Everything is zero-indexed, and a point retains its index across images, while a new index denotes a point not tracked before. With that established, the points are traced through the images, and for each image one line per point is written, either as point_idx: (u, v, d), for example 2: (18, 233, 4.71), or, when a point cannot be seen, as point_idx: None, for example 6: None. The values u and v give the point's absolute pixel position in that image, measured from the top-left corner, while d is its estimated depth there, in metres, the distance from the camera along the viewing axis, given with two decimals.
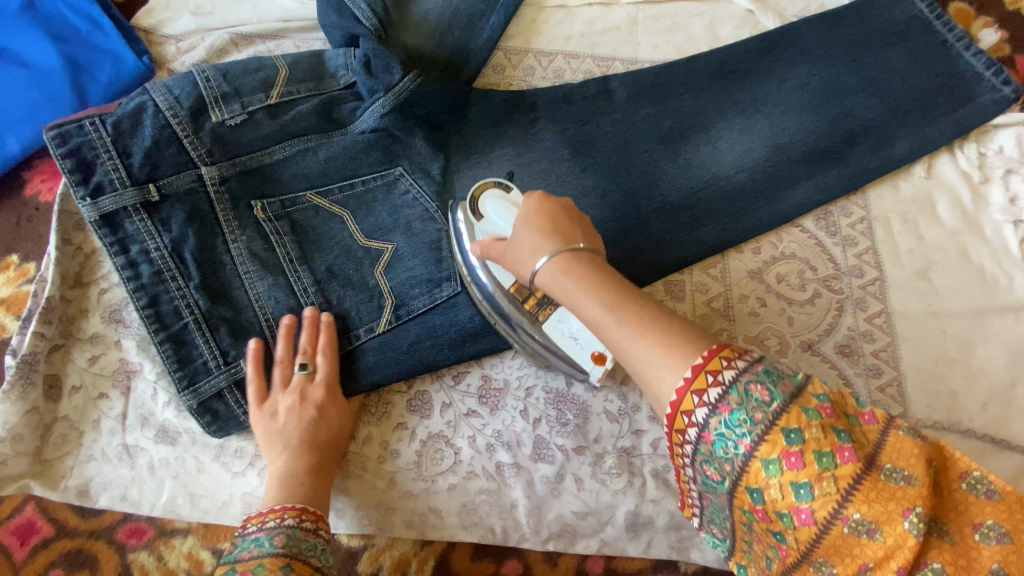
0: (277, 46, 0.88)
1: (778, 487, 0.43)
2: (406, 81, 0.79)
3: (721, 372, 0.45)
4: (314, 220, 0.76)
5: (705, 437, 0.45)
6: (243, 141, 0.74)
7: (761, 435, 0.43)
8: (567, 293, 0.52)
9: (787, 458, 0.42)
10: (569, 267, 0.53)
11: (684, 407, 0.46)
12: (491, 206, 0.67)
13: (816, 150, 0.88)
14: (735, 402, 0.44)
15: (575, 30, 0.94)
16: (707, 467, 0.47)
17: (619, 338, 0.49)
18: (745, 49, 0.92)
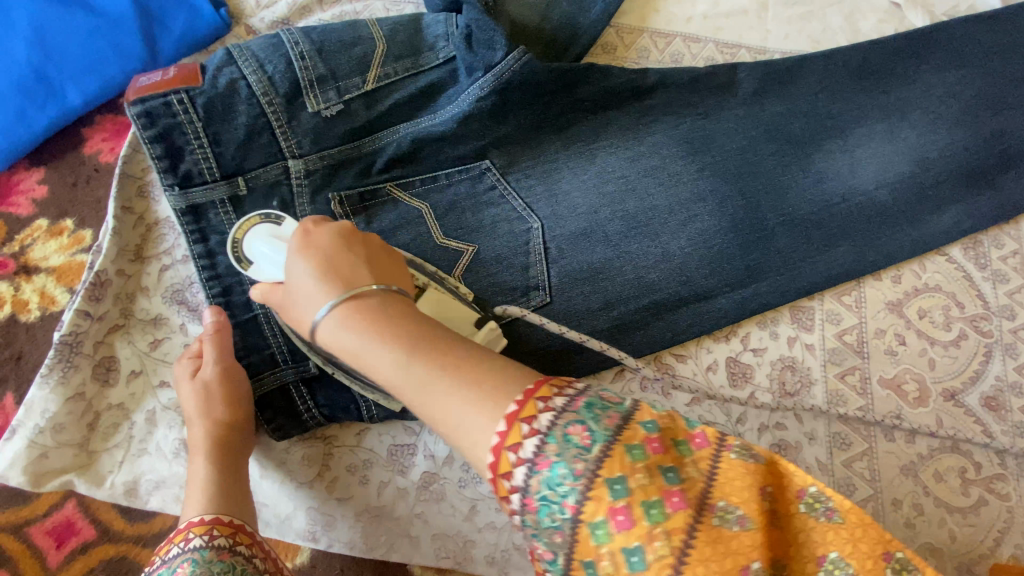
0: (364, 8, 0.80)
1: (609, 559, 0.33)
2: (510, 58, 0.68)
3: (552, 397, 0.37)
4: (395, 216, 0.69)
5: (540, 466, 0.35)
6: (336, 133, 0.67)
7: (582, 493, 0.34)
8: (352, 353, 0.45)
9: (613, 518, 0.34)
10: (353, 316, 0.46)
11: (523, 416, 0.37)
12: (262, 247, 0.60)
13: (967, 168, 0.76)
14: (553, 451, 0.35)
15: (697, 11, 0.83)
16: (540, 543, 0.37)
17: (424, 393, 0.41)
18: (893, 47, 0.80)
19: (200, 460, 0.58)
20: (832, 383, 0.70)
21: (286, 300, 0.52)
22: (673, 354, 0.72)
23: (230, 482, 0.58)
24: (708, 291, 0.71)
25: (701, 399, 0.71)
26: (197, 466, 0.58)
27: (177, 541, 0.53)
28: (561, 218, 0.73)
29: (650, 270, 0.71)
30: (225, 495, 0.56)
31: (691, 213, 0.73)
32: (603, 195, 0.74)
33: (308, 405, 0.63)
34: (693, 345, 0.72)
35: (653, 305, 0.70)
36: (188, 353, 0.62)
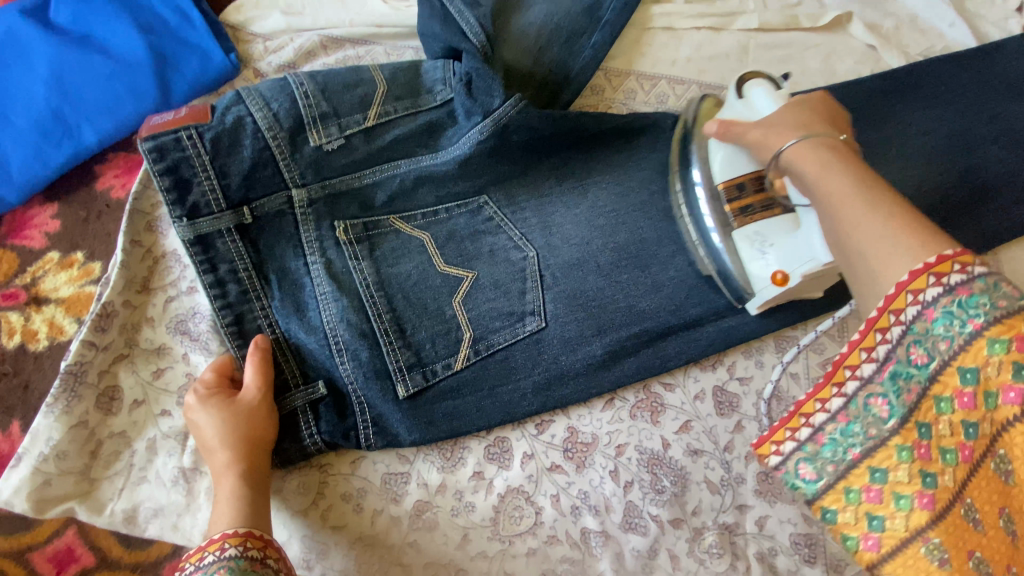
0: (366, 52, 0.86)
1: (997, 366, 0.38)
2: (508, 106, 0.71)
3: (950, 273, 0.40)
4: (396, 245, 0.73)
5: (927, 313, 0.40)
6: (336, 165, 0.70)
7: (996, 317, 0.38)
8: (822, 166, 0.53)
9: (1018, 341, 0.37)
10: (834, 159, 0.52)
11: (913, 284, 0.41)
12: (758, 89, 0.66)
13: (943, 204, 0.79)
14: (978, 287, 0.39)
15: (681, 54, 0.88)
16: (911, 350, 0.41)
17: (851, 215, 0.47)
18: (867, 89, 0.85)
19: (230, 477, 0.58)
20: None
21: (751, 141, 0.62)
22: (662, 383, 0.71)
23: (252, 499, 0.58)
24: (698, 320, 0.73)
25: (690, 425, 0.69)
26: (226, 486, 0.58)
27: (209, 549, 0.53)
28: (554, 248, 0.75)
29: (640, 299, 0.73)
30: (252, 510, 0.57)
31: (679, 245, 0.77)
32: (594, 228, 0.77)
33: (312, 429, 0.65)
34: (680, 372, 0.72)
35: (645, 333, 0.72)
36: (202, 385, 0.64)
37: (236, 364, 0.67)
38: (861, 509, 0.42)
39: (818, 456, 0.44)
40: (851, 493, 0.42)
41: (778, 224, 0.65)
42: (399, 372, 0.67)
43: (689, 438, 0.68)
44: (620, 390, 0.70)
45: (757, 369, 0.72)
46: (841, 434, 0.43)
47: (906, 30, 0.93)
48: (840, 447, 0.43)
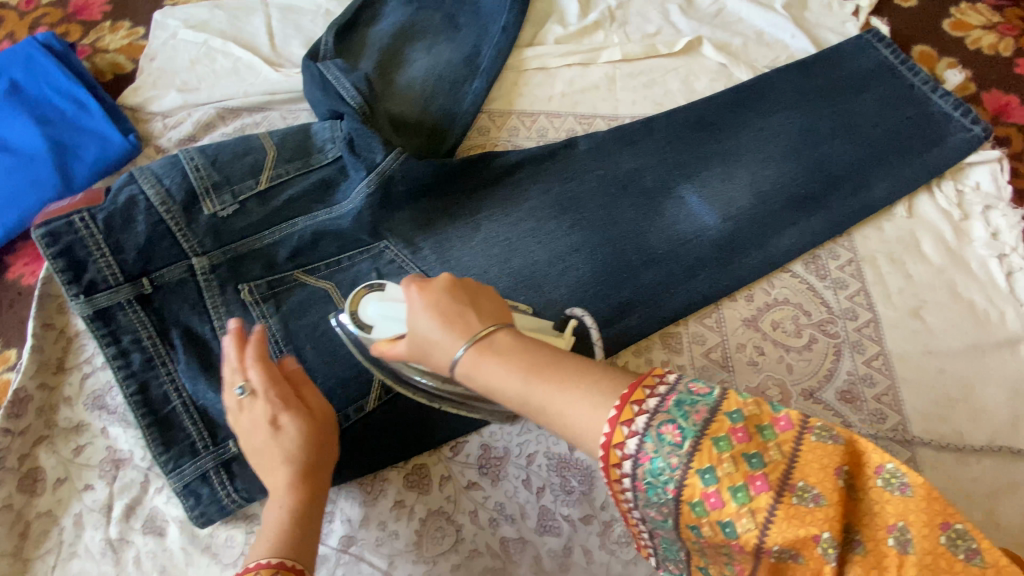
0: (263, 118, 0.93)
1: (708, 526, 0.40)
2: (390, 159, 0.77)
3: (646, 401, 0.42)
4: (301, 298, 0.79)
5: (637, 485, 0.42)
6: (235, 230, 0.76)
7: (679, 480, 0.40)
8: (483, 385, 0.50)
9: (708, 499, 0.40)
10: (485, 351, 0.50)
11: (615, 440, 0.42)
12: (376, 309, 0.64)
13: (798, 195, 0.89)
14: (650, 447, 0.41)
15: (556, 91, 0.98)
16: (647, 510, 0.43)
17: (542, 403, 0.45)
18: (720, 102, 0.96)
19: (284, 470, 0.60)
20: None
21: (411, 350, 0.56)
22: None
23: (297, 520, 0.57)
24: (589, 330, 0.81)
25: None
26: (272, 507, 0.58)
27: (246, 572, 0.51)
28: (456, 280, 0.82)
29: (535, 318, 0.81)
30: (297, 535, 0.56)
31: (567, 264, 0.85)
32: (491, 257, 0.85)
33: (228, 489, 0.68)
34: None
35: None
36: None
37: (143, 431, 0.69)
38: None
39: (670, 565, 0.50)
40: None
41: None
42: None
43: None
44: None
45: (646, 366, 0.81)
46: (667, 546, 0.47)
47: (753, 46, 1.03)
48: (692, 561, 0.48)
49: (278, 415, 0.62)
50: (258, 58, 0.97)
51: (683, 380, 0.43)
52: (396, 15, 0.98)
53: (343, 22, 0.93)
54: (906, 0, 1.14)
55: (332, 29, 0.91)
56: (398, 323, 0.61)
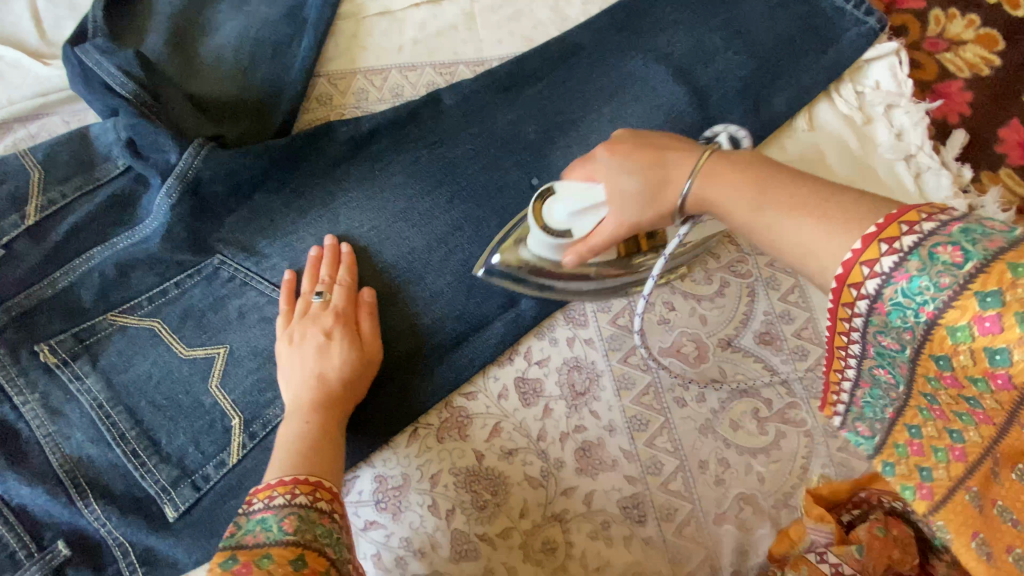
0: (39, 128, 0.74)
1: (967, 354, 0.33)
2: (187, 158, 0.63)
3: (901, 238, 0.35)
4: (122, 346, 0.64)
5: (878, 308, 0.36)
6: (9, 280, 0.61)
7: (947, 300, 0.33)
8: (716, 206, 0.47)
9: (979, 323, 0.32)
10: (715, 174, 0.48)
11: (863, 258, 0.36)
12: (563, 209, 0.55)
13: (693, 124, 0.80)
14: (915, 266, 0.34)
15: (405, 38, 0.82)
16: (881, 339, 0.37)
17: (771, 235, 0.43)
18: (597, 27, 0.83)
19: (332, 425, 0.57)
20: (618, 369, 0.70)
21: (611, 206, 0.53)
22: (463, 394, 0.68)
23: (309, 439, 0.54)
24: (484, 318, 0.70)
25: (499, 428, 0.66)
26: (290, 424, 0.56)
27: (266, 494, 0.47)
28: None
29: (421, 315, 0.68)
30: (316, 451, 0.53)
31: (451, 245, 0.72)
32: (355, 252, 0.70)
33: None
34: (479, 377, 0.68)
35: (434, 349, 0.68)
36: None
37: None
38: (913, 461, 0.37)
39: (863, 415, 0.41)
40: (897, 448, 0.38)
41: None
42: (164, 493, 0.60)
43: (501, 441, 0.65)
44: (422, 418, 0.66)
45: (551, 347, 0.71)
46: (873, 398, 0.40)
47: None
48: (879, 408, 0.40)
49: (333, 329, 0.61)
50: (23, 53, 0.76)
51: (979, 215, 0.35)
52: None
53: None
54: None
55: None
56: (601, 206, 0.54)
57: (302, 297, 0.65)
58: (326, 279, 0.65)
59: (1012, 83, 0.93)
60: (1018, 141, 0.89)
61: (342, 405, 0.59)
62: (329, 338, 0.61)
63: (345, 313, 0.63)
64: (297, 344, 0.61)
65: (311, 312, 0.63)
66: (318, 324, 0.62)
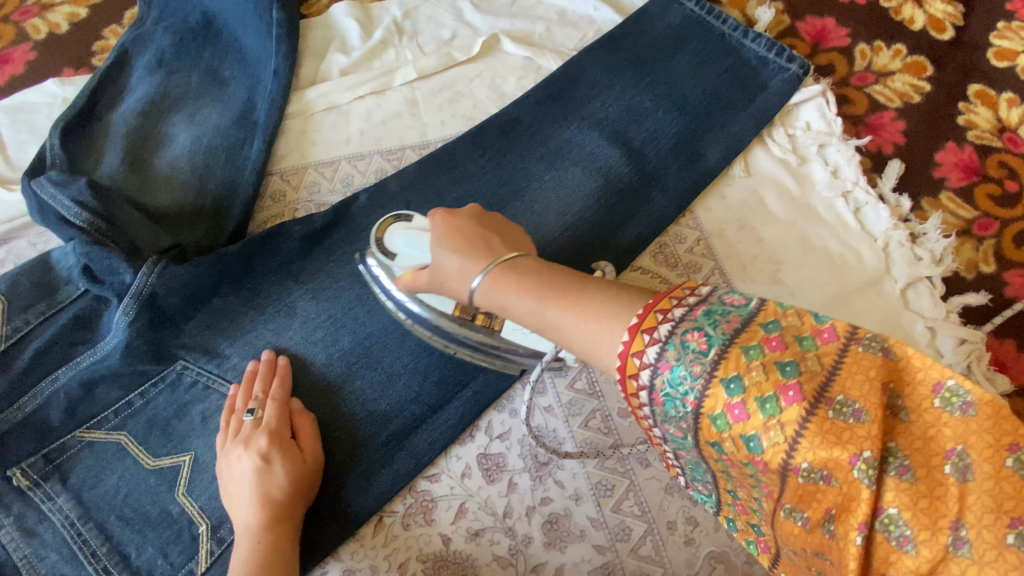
0: (9, 251, 0.78)
1: (730, 441, 0.39)
2: (142, 277, 0.65)
3: (657, 328, 0.42)
4: (90, 462, 0.65)
5: (655, 399, 0.42)
6: None
7: (701, 390, 0.40)
8: (504, 302, 0.50)
9: (731, 411, 0.39)
10: (505, 274, 0.50)
11: (644, 325, 0.42)
12: (399, 239, 0.62)
13: (632, 182, 0.83)
14: (673, 357, 0.41)
15: (353, 129, 0.87)
16: (666, 426, 0.44)
17: (548, 323, 0.47)
18: (533, 100, 0.87)
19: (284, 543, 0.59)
20: (579, 434, 0.71)
21: (432, 282, 0.57)
22: (427, 476, 0.69)
23: (259, 564, 0.56)
24: (443, 399, 0.71)
25: (464, 509, 0.67)
26: (239, 550, 0.58)
27: None
28: None
29: (378, 402, 0.70)
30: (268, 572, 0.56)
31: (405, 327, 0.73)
32: (313, 343, 0.72)
33: None
34: (442, 458, 0.70)
35: (393, 436, 0.69)
36: None
37: None
38: (742, 519, 0.49)
39: (695, 478, 0.50)
40: (730, 503, 0.49)
41: None
42: None
43: (466, 522, 0.66)
44: (387, 506, 0.67)
45: (511, 419, 0.72)
46: (694, 468, 0.48)
47: (556, 27, 0.95)
48: (702, 471, 0.48)
49: (269, 450, 0.62)
50: None
51: (716, 293, 0.43)
52: (143, 87, 0.83)
53: (73, 114, 0.78)
54: None
55: (56, 127, 0.76)
56: (421, 251, 0.60)
57: (237, 413, 0.66)
58: (258, 395, 0.66)
59: (944, 106, 0.96)
60: (956, 163, 0.92)
61: (290, 518, 0.60)
62: (268, 461, 0.61)
63: (279, 430, 0.64)
64: (234, 467, 0.62)
65: (243, 436, 0.63)
66: (251, 447, 0.62)
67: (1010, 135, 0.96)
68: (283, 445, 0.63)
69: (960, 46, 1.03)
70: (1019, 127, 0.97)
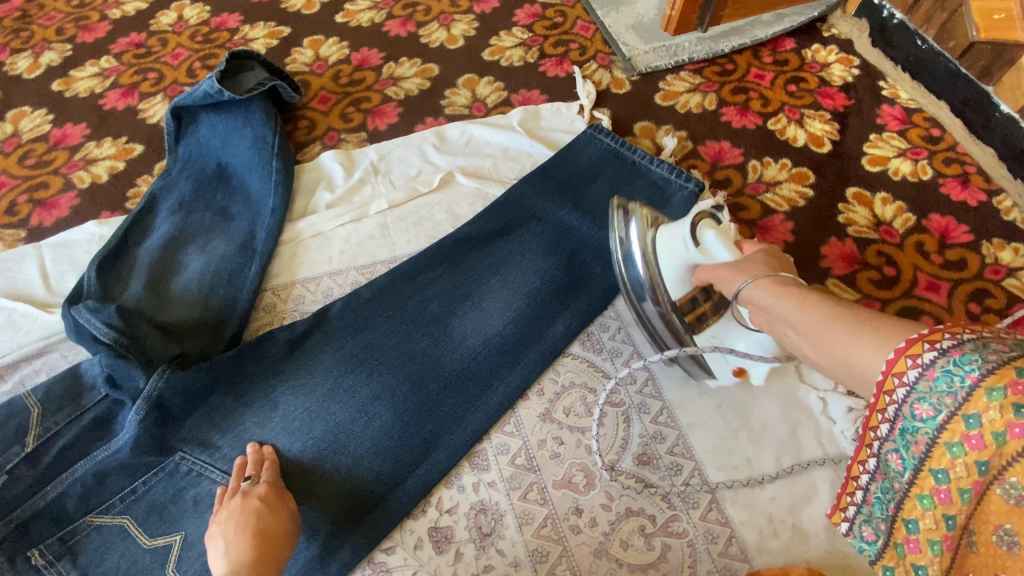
0: (43, 363, 0.94)
1: (993, 412, 0.45)
2: (153, 381, 0.81)
3: (922, 354, 0.49)
4: (98, 543, 0.77)
5: (929, 374, 0.49)
6: (8, 499, 0.76)
7: (987, 368, 0.46)
8: (769, 316, 0.66)
9: (1013, 386, 0.44)
10: (783, 289, 0.64)
11: (911, 349, 0.50)
12: (711, 240, 0.76)
13: (562, 284, 1.00)
14: (963, 349, 0.48)
15: (334, 251, 1.07)
16: (918, 405, 0.50)
17: (841, 341, 0.55)
18: (482, 220, 1.07)
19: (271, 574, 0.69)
20: (518, 506, 0.82)
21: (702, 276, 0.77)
22: (384, 549, 0.80)
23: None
24: (399, 477, 0.83)
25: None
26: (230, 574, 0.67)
27: None
28: None
29: (344, 481, 0.82)
30: None
31: (371, 414, 0.87)
32: (292, 432, 0.85)
33: None
34: (397, 532, 0.80)
35: (356, 512, 0.80)
36: None
37: None
38: (936, 512, 0.51)
39: (872, 516, 0.60)
40: (921, 497, 0.52)
41: (727, 329, 0.80)
42: None
43: None
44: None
45: (459, 495, 0.83)
46: (882, 492, 0.58)
47: (501, 161, 1.18)
48: (886, 501, 0.57)
49: (267, 495, 0.75)
50: (34, 305, 0.99)
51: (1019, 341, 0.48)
52: (165, 225, 1.04)
53: (109, 250, 0.98)
54: (621, 85, 1.34)
55: (94, 262, 0.95)
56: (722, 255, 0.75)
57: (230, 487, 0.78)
58: (253, 468, 0.80)
59: (825, 208, 1.16)
60: (839, 254, 1.10)
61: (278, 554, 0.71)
62: (267, 501, 0.74)
63: (276, 482, 0.78)
64: (234, 509, 0.73)
65: (243, 490, 0.76)
66: (250, 494, 0.75)
67: (885, 227, 1.14)
68: (276, 499, 0.76)
69: (838, 156, 1.24)
70: (893, 221, 1.14)
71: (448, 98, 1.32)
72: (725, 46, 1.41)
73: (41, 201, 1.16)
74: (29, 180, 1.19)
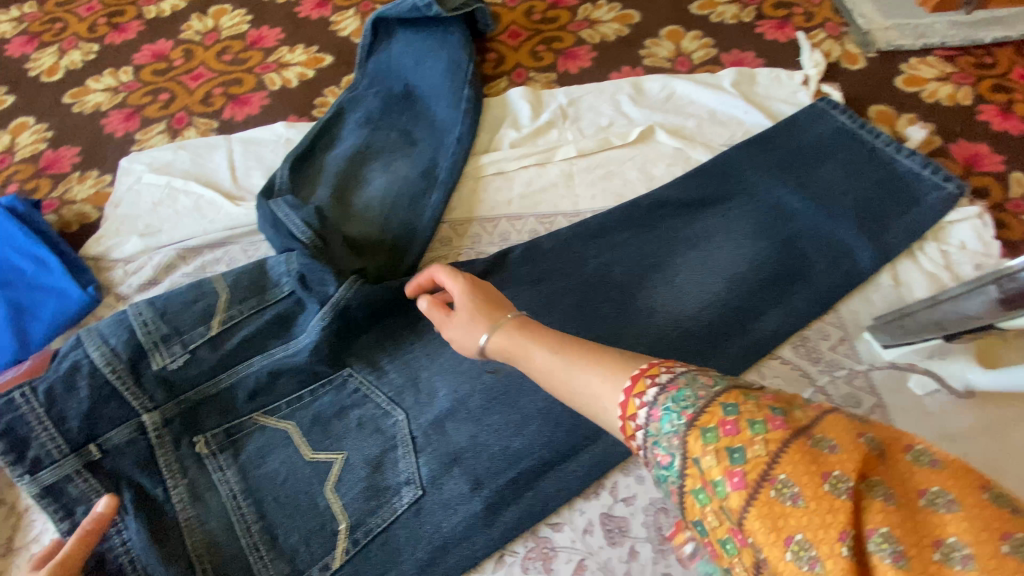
0: (224, 253, 0.95)
1: (714, 455, 0.38)
2: (343, 291, 0.76)
3: (660, 375, 0.45)
4: (260, 444, 0.75)
5: (655, 414, 0.43)
6: (186, 378, 0.73)
7: (696, 411, 0.40)
8: (519, 347, 0.57)
9: (724, 427, 0.38)
10: (521, 327, 0.58)
11: (636, 391, 0.45)
12: None
13: (774, 274, 0.85)
14: (677, 388, 0.42)
15: (515, 194, 0.99)
16: (656, 452, 0.42)
17: (563, 373, 0.52)
18: (681, 182, 0.94)
19: None
20: None
21: None
22: (549, 524, 0.73)
23: None
24: (572, 449, 0.74)
25: (583, 565, 0.69)
26: None
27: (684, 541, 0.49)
28: (425, 405, 0.77)
29: (512, 439, 0.74)
30: None
31: None
32: (461, 374, 0.78)
33: None
34: (565, 509, 0.73)
35: (521, 475, 0.73)
36: None
37: None
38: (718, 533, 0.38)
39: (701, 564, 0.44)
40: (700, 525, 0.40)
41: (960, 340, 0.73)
42: None
43: None
44: (509, 544, 0.71)
45: (636, 486, 0.73)
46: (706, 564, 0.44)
47: (708, 124, 1.04)
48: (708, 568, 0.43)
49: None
50: (220, 195, 0.99)
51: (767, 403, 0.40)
52: (352, 137, 1.01)
53: (300, 151, 0.96)
54: (854, 61, 1.14)
55: (287, 162, 0.93)
56: None
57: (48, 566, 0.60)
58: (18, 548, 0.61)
59: None
60: None
61: None
62: None
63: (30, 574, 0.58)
64: None
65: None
66: None
67: None
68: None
69: None
70: None
71: (648, 49, 1.19)
72: (989, 35, 1.16)
73: (233, 96, 1.17)
74: (224, 75, 1.20)
